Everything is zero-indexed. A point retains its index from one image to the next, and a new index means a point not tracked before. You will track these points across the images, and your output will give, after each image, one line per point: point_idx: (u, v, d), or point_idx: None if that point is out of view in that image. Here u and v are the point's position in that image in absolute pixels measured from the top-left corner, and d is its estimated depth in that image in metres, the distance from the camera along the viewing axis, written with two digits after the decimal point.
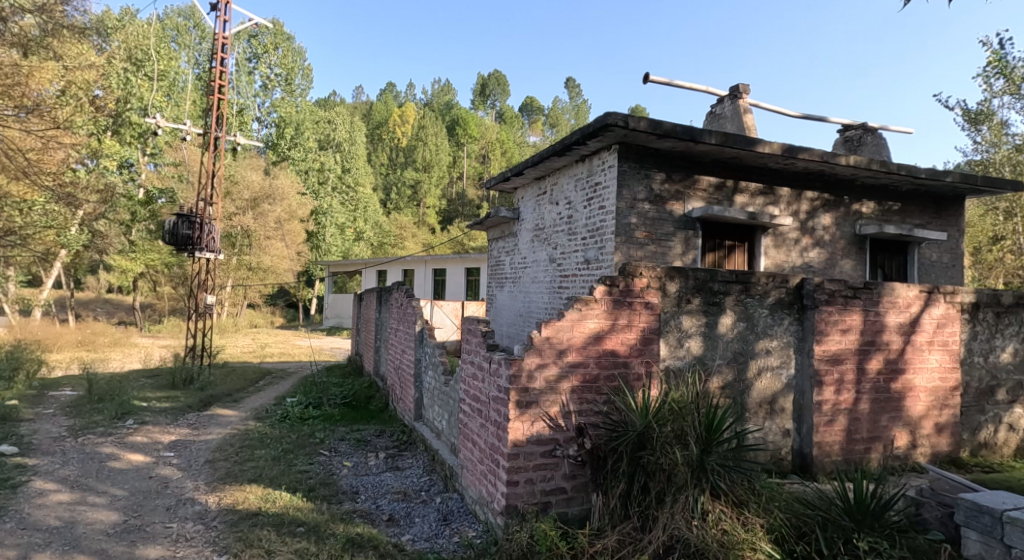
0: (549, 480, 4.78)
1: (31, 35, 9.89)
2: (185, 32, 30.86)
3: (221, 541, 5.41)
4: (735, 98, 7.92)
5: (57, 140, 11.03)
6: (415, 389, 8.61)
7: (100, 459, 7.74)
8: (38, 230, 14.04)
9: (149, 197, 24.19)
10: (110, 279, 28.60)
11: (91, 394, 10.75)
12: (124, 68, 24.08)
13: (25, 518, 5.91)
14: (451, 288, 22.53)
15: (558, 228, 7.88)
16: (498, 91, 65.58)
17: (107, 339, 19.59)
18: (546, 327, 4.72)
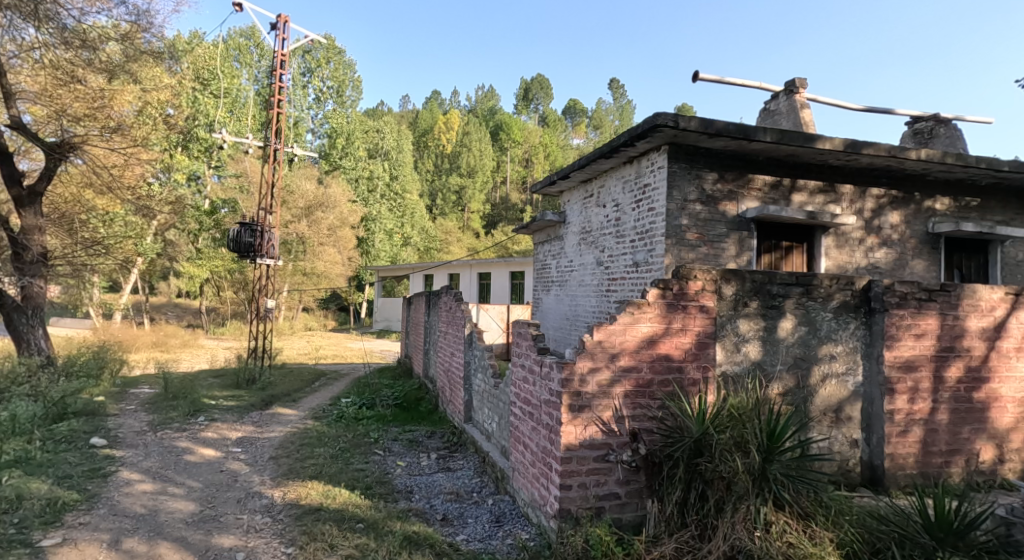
0: (602, 485, 4.72)
1: (115, 61, 11.12)
2: (246, 51, 31.46)
3: (287, 534, 5.56)
4: (790, 93, 7.67)
5: (136, 156, 12.26)
6: (464, 392, 8.65)
7: (177, 452, 8.09)
8: (118, 238, 14.92)
9: (214, 207, 25.27)
10: (177, 284, 30.00)
11: (166, 392, 11.28)
12: (193, 88, 25.34)
13: (115, 504, 6.23)
14: (497, 292, 22.61)
15: (605, 230, 7.81)
16: (542, 94, 65.47)
17: (177, 341, 20.59)
18: (597, 331, 4.67)
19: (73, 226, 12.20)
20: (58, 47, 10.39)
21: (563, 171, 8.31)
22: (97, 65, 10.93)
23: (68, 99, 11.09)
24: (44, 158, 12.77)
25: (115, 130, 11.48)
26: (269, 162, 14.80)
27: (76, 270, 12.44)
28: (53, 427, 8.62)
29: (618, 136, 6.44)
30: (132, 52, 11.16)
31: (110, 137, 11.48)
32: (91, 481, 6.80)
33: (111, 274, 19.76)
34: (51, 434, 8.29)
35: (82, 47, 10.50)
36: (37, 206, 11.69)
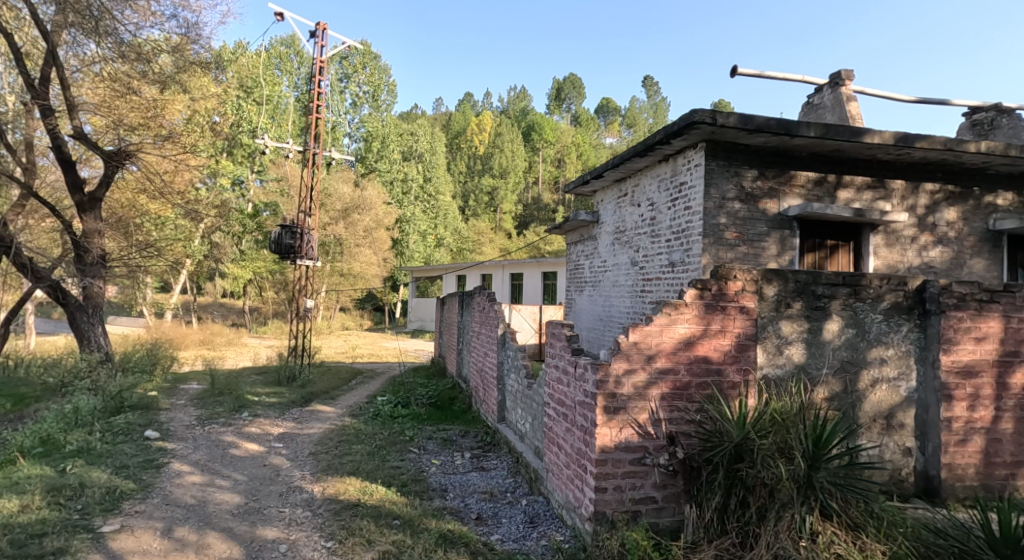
0: (638, 488, 4.63)
1: (166, 72, 11.41)
2: (287, 59, 31.96)
3: (327, 528, 5.61)
4: (836, 86, 7.42)
5: (185, 163, 13.29)
6: (498, 392, 8.62)
7: (223, 446, 8.27)
8: (167, 241, 15.39)
9: (256, 210, 25.89)
10: (221, 285, 30.84)
11: (213, 388, 11.59)
12: (237, 96, 26.07)
13: (167, 495, 6.40)
14: (529, 292, 22.55)
15: (640, 230, 7.69)
16: (575, 94, 65.09)
17: (223, 339, 21.16)
18: (633, 332, 4.59)
19: (128, 230, 13.38)
20: (116, 61, 10.83)
21: (597, 171, 8.22)
22: (150, 77, 11.25)
23: (124, 109, 11.69)
24: (103, 166, 13.38)
25: (165, 137, 12.02)
26: (308, 166, 15.06)
27: (131, 271, 13.06)
28: (110, 420, 8.95)
29: (654, 134, 6.33)
30: (183, 64, 11.49)
31: (162, 145, 11.99)
32: (146, 471, 7.01)
33: (162, 275, 20.43)
34: (108, 427, 8.60)
35: (138, 60, 10.82)
36: (97, 211, 12.12)
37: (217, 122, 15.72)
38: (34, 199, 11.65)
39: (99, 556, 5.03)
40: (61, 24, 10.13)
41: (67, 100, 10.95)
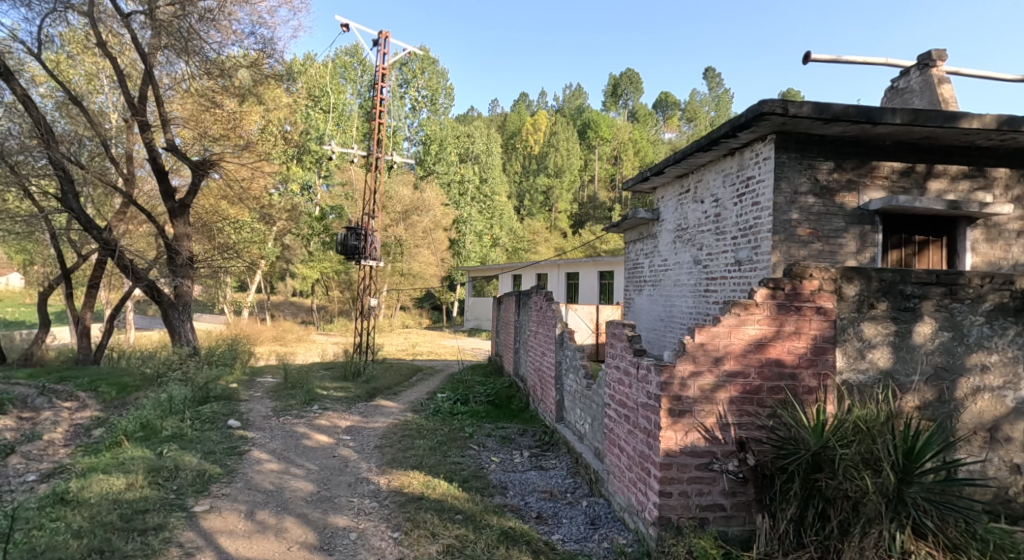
0: (705, 495, 4.44)
1: (245, 86, 12.18)
2: (351, 68, 32.85)
3: (393, 519, 5.67)
4: (925, 67, 6.95)
5: (260, 170, 14.00)
6: (556, 391, 8.52)
7: (297, 436, 8.53)
8: (242, 243, 16.10)
9: (323, 213, 26.81)
10: (291, 285, 32.08)
11: (286, 382, 12.02)
12: (306, 106, 27.12)
13: (249, 480, 6.63)
14: (585, 292, 22.31)
15: (704, 227, 7.43)
16: (632, 90, 64.10)
17: (294, 336, 21.99)
18: (700, 333, 4.42)
19: (212, 233, 14.11)
20: (202, 77, 11.75)
21: (657, 167, 8.00)
22: (232, 91, 12.08)
23: (209, 122, 12.44)
24: (190, 174, 14.19)
25: (243, 147, 12.71)
26: (372, 170, 15.36)
27: (214, 271, 13.87)
28: (198, 409, 9.41)
29: (719, 126, 6.09)
30: (260, 77, 12.08)
31: (240, 154, 12.74)
32: (230, 457, 7.31)
33: (239, 276, 21.41)
34: (196, 415, 9.06)
35: (220, 76, 11.70)
36: (187, 216, 12.81)
37: (286, 131, 16.30)
38: (133, 206, 12.69)
39: (192, 534, 5.27)
40: (157, 47, 11.17)
41: (160, 115, 11.63)
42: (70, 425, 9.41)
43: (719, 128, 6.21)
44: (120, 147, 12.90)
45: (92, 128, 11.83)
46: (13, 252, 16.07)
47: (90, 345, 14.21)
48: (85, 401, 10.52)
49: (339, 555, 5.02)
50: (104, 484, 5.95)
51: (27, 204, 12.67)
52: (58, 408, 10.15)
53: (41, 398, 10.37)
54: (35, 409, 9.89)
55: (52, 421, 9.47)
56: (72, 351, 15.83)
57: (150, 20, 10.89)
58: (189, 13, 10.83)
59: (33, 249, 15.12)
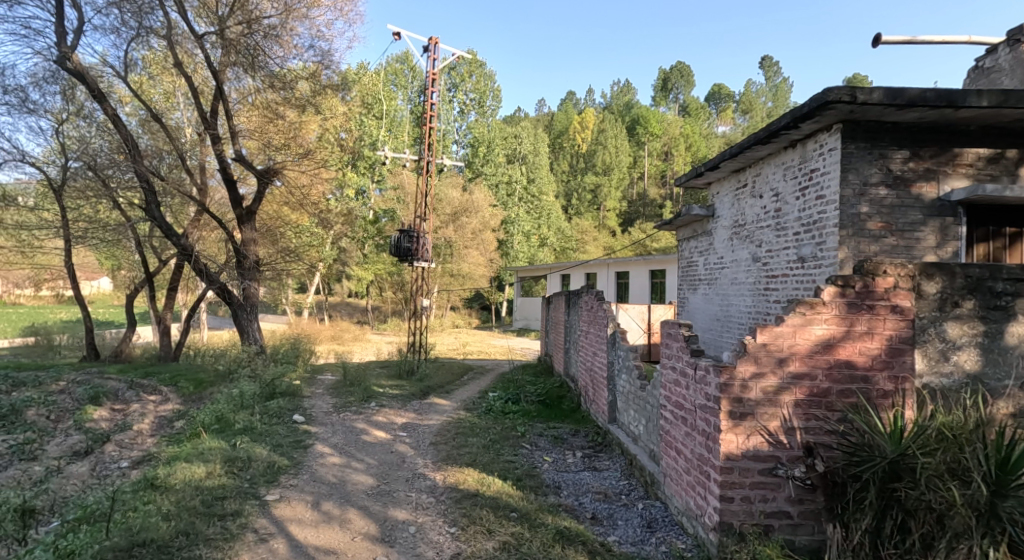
0: (769, 501, 4.29)
1: (305, 96, 12.47)
2: (402, 75, 33.38)
3: (450, 514, 5.67)
4: (1014, 44, 6.49)
5: (318, 176, 14.36)
6: (608, 392, 8.36)
7: (356, 432, 8.66)
8: (300, 245, 16.56)
9: (376, 218, 27.39)
10: (346, 286, 32.87)
11: (345, 379, 12.27)
12: (361, 114, 27.79)
13: (314, 472, 6.77)
14: (636, 291, 21.95)
15: (763, 223, 7.14)
16: (682, 83, 62.74)
17: (350, 335, 22.49)
18: (763, 333, 4.27)
19: (275, 236, 14.57)
20: (266, 90, 12.22)
21: (712, 162, 7.74)
22: (292, 102, 12.40)
23: (272, 132, 12.82)
24: (256, 184, 14.46)
25: (302, 154, 12.86)
26: (423, 173, 15.48)
27: (277, 274, 14.30)
28: (266, 404, 9.71)
29: (780, 118, 5.85)
30: (318, 87, 12.45)
31: (300, 162, 12.83)
32: (296, 450, 7.50)
33: (300, 278, 22.09)
34: (264, 410, 9.33)
35: (282, 88, 12.10)
36: (254, 222, 13.29)
37: (342, 137, 16.67)
38: (207, 214, 13.25)
39: (265, 521, 5.44)
40: (226, 64, 11.62)
41: (229, 127, 12.14)
42: (154, 416, 9.87)
43: (780, 119, 5.97)
44: (195, 159, 13.50)
45: (170, 142, 12.43)
46: (102, 259, 17.07)
47: (173, 343, 14.88)
48: (166, 394, 11.02)
49: (399, 548, 5.07)
50: (187, 472, 6.18)
51: (114, 213, 13.41)
52: (145, 400, 10.63)
53: (130, 391, 10.91)
54: (124, 401, 10.41)
55: (140, 412, 9.98)
56: (154, 349, 16.68)
57: (220, 40, 11.36)
58: (255, 31, 11.37)
59: (118, 256, 15.98)
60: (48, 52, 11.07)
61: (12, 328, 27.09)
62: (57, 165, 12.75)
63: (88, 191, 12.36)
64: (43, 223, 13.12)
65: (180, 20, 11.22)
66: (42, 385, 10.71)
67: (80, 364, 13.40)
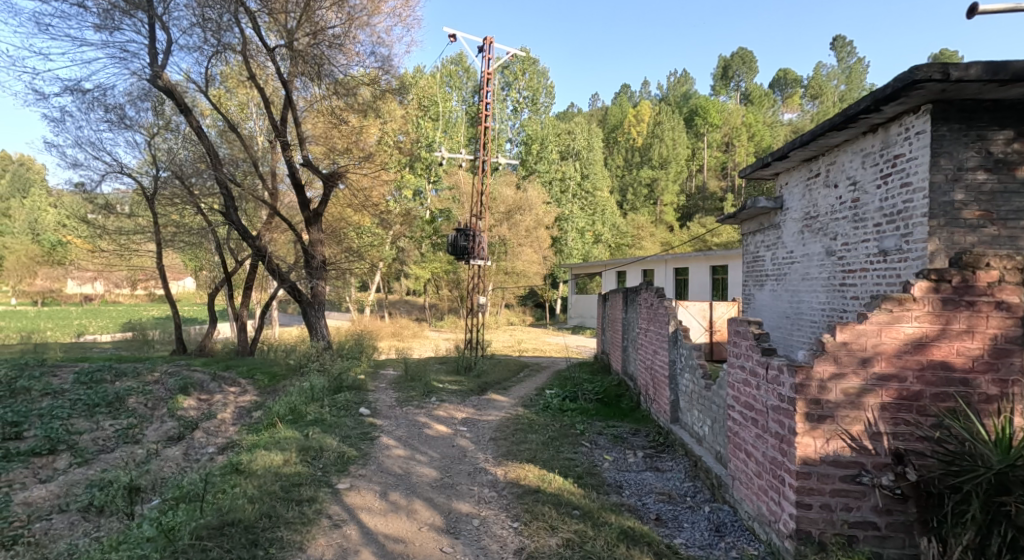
0: (852, 510, 4.05)
1: (367, 100, 12.68)
2: (457, 76, 33.67)
3: (512, 510, 5.59)
4: None
5: (378, 178, 14.64)
6: (670, 391, 8.09)
7: (419, 425, 8.73)
8: (362, 245, 16.92)
9: (433, 217, 27.68)
10: (404, 284, 33.47)
11: (405, 374, 12.43)
12: (418, 116, 28.30)
13: (381, 462, 6.84)
14: (696, 287, 21.33)
15: (837, 214, 6.72)
16: (745, 69, 60.63)
17: (409, 332, 22.84)
18: (846, 331, 4.02)
19: (338, 237, 14.93)
20: (330, 97, 12.45)
21: (780, 151, 7.33)
22: (355, 107, 12.65)
23: (337, 138, 13.17)
24: (322, 187, 15.00)
25: (363, 158, 13.07)
26: (479, 172, 15.47)
27: (341, 273, 14.64)
28: (334, 397, 9.92)
29: (860, 101, 5.51)
30: (378, 93, 12.60)
31: (362, 165, 13.11)
32: (363, 441, 7.60)
33: (362, 277, 22.60)
34: (333, 402, 9.54)
35: (345, 94, 12.29)
36: (320, 224, 13.65)
37: (400, 140, 16.88)
38: (279, 217, 13.65)
39: (338, 507, 5.51)
40: (294, 74, 11.94)
41: (297, 134, 12.49)
42: (235, 406, 10.27)
43: (858, 103, 5.62)
44: (266, 165, 13.96)
45: (245, 150, 12.91)
46: (184, 261, 18.06)
47: (249, 338, 15.47)
48: (243, 386, 11.47)
49: (464, 539, 5.06)
50: (266, 459, 6.36)
51: (197, 217, 14.06)
52: (225, 391, 11.08)
53: (213, 382, 11.44)
54: (208, 392, 10.91)
55: (223, 402, 10.43)
56: (232, 344, 17.45)
57: (289, 51, 11.69)
58: (320, 41, 11.62)
59: (198, 257, 16.75)
60: (143, 72, 11.61)
61: (107, 323, 29.13)
62: (150, 175, 13.39)
63: (175, 199, 13.10)
64: (138, 228, 14.00)
65: (253, 35, 11.57)
66: (139, 374, 11.37)
67: (166, 357, 14.12)
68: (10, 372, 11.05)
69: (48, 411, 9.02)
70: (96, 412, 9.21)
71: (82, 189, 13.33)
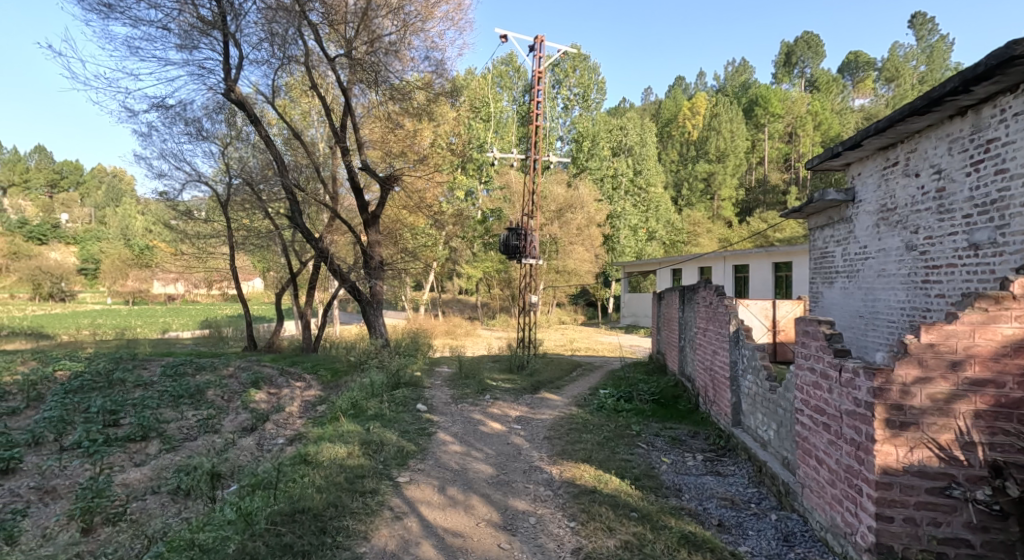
0: (941, 526, 3.74)
1: (422, 104, 12.76)
2: (507, 77, 33.60)
3: (569, 509, 5.43)
4: None
5: (432, 180, 14.73)
6: (731, 393, 7.74)
7: (475, 422, 8.66)
8: (418, 245, 17.07)
9: (484, 217, 27.72)
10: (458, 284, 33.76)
11: (460, 372, 12.43)
12: (470, 118, 28.46)
13: (438, 458, 6.79)
14: (757, 285, 20.55)
15: (919, 206, 6.25)
16: (810, 55, 58.34)
17: (463, 330, 22.96)
18: (932, 332, 3.75)
19: (395, 237, 15.10)
20: (386, 102, 12.57)
21: (853, 139, 6.88)
22: (410, 111, 12.76)
23: (393, 142, 13.33)
24: (378, 189, 15.20)
25: (418, 160, 13.20)
26: (530, 170, 15.28)
27: (397, 272, 14.80)
28: (392, 393, 10.00)
29: (947, 82, 5.16)
30: (432, 96, 12.65)
31: (416, 167, 13.26)
32: (421, 437, 7.60)
33: (417, 276, 22.89)
34: (391, 398, 9.60)
35: (401, 99, 12.35)
36: (377, 225, 13.81)
37: (453, 140, 16.94)
38: (338, 219, 13.91)
39: (399, 500, 5.49)
40: (352, 81, 12.12)
41: (356, 139, 12.70)
42: (301, 400, 10.49)
43: (944, 85, 5.25)
44: (328, 170, 14.28)
45: (308, 156, 13.20)
46: (253, 263, 18.74)
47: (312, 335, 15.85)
48: (307, 381, 11.72)
49: (521, 537, 4.94)
50: (332, 450, 6.42)
51: (264, 220, 14.52)
52: (292, 386, 11.33)
53: (281, 377, 11.74)
54: (277, 386, 11.20)
55: (290, 396, 10.67)
56: (297, 341, 17.94)
57: (348, 61, 11.82)
58: (377, 49, 11.70)
59: (266, 258, 17.29)
60: (218, 87, 11.97)
61: (185, 321, 30.66)
62: (224, 182, 14.08)
63: (246, 204, 13.64)
64: (212, 232, 14.58)
65: (316, 46, 11.78)
66: (216, 368, 11.83)
67: (238, 353, 14.60)
68: (105, 364, 11.72)
69: (140, 401, 9.38)
70: (181, 403, 9.59)
71: (166, 197, 14.08)
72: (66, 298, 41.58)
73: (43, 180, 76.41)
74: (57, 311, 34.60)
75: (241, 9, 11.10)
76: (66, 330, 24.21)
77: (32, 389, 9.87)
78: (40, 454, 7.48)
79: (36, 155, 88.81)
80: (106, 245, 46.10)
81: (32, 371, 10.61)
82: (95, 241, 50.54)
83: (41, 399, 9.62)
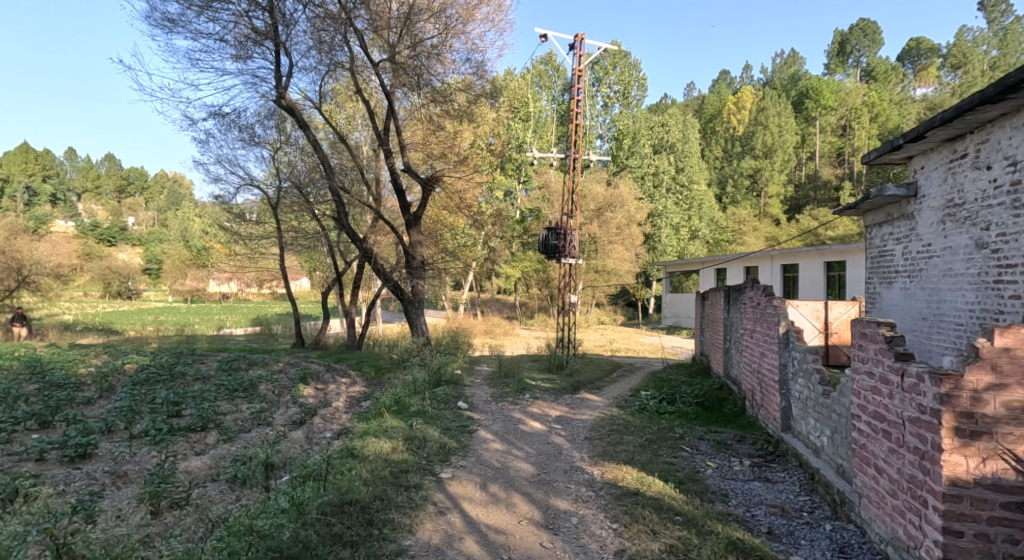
0: (1018, 542, 3.47)
1: (463, 105, 12.72)
2: (546, 76, 33.51)
3: (612, 510, 5.28)
4: None
5: (473, 181, 14.72)
6: (781, 397, 7.43)
7: (515, 421, 8.58)
8: (458, 244, 17.10)
9: (523, 217, 27.65)
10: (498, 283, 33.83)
11: (499, 370, 12.37)
12: (509, 117, 28.42)
13: (480, 455, 6.73)
14: (807, 285, 19.88)
15: (991, 200, 5.88)
16: (866, 44, 56.27)
17: (503, 329, 22.96)
18: (1008, 336, 3.50)
19: (436, 237, 15.15)
20: (428, 105, 12.58)
21: (916, 131, 6.52)
22: (451, 113, 12.72)
23: (434, 143, 13.35)
24: (419, 190, 15.29)
25: (458, 161, 13.17)
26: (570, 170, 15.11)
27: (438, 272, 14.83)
28: (434, 390, 10.00)
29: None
30: (472, 97, 12.60)
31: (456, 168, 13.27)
32: (463, 434, 7.54)
33: (457, 275, 23.00)
34: (433, 396, 9.60)
35: (443, 101, 12.36)
36: (419, 226, 13.84)
37: (492, 140, 16.91)
38: (381, 220, 14.05)
39: (442, 495, 5.44)
40: (395, 85, 12.18)
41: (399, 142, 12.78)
42: (347, 396, 10.61)
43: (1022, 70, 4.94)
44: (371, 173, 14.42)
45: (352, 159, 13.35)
46: (301, 263, 19.18)
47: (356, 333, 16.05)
48: (352, 378, 11.85)
49: (563, 536, 4.82)
50: (377, 445, 6.42)
51: (312, 221, 14.80)
52: (338, 382, 11.47)
53: (327, 373, 11.89)
54: (324, 381, 11.34)
55: (336, 391, 10.80)
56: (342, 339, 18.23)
57: (391, 65, 11.87)
58: (420, 52, 11.75)
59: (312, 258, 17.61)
60: (269, 95, 12.22)
61: (237, 318, 31.61)
62: (274, 185, 14.41)
63: (295, 206, 13.91)
64: (261, 231, 14.94)
65: (361, 52, 11.84)
66: (266, 363, 12.09)
67: (286, 350, 14.89)
68: (167, 358, 12.13)
69: (199, 393, 9.63)
70: (236, 396, 9.80)
71: (221, 201, 14.56)
72: (131, 296, 43.62)
73: (112, 185, 80.51)
74: (123, 308, 36.06)
75: (291, 18, 11.26)
76: (131, 325, 25.31)
77: (104, 380, 10.24)
78: (113, 441, 7.71)
79: (105, 163, 93.34)
80: (167, 246, 48.13)
81: (103, 364, 11.06)
82: (155, 242, 52.79)
83: (112, 390, 9.93)
